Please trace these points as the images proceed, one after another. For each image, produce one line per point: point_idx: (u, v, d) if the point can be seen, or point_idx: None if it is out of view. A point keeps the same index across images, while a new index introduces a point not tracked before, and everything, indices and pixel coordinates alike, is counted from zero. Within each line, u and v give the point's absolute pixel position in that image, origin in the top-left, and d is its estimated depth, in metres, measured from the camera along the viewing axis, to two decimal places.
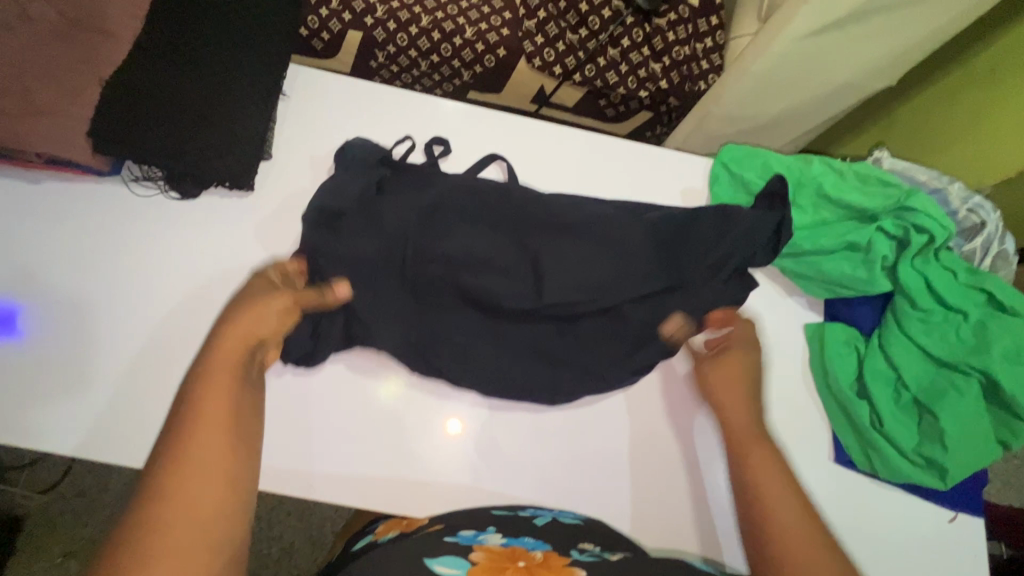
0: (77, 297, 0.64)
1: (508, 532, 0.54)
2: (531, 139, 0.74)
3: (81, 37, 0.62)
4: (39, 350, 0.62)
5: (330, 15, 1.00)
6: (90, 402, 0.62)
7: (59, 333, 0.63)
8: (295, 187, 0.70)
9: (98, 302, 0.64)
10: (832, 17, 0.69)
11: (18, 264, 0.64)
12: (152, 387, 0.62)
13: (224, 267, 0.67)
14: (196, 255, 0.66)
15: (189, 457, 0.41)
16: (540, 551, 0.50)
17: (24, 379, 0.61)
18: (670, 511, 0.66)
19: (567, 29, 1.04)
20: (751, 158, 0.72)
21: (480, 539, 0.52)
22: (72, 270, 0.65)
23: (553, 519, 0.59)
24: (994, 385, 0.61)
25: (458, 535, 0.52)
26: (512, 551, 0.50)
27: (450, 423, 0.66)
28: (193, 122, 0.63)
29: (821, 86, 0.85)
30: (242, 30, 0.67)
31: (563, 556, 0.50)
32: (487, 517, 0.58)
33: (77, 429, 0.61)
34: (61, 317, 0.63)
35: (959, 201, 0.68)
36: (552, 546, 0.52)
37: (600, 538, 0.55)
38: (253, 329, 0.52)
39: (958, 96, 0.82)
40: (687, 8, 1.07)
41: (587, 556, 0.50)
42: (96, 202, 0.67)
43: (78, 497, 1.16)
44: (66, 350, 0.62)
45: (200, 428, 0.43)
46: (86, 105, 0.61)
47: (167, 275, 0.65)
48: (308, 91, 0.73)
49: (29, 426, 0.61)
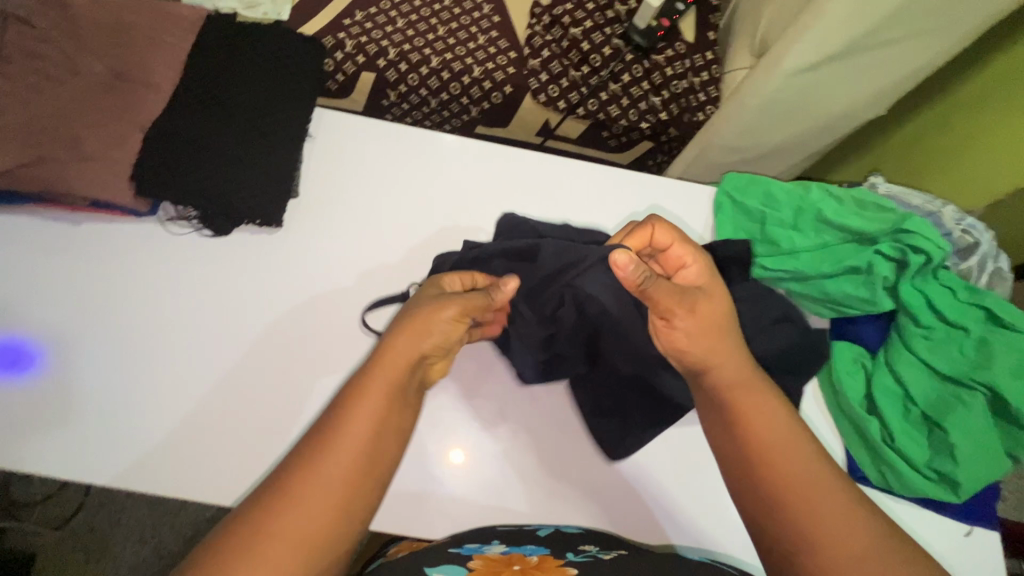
0: (102, 329, 0.67)
1: (514, 541, 0.59)
2: (543, 172, 0.78)
3: (124, 87, 0.67)
4: (102, 397, 0.65)
5: (345, 59, 1.06)
6: (165, 449, 0.64)
7: (81, 364, 0.66)
8: (318, 225, 0.73)
9: (119, 330, 0.67)
10: (819, 55, 0.74)
11: (75, 313, 0.67)
12: (230, 429, 0.65)
13: (224, 278, 0.70)
14: (204, 276, 0.70)
15: (296, 494, 0.42)
16: (537, 555, 0.55)
17: (82, 422, 0.64)
18: (700, 516, 0.67)
19: (570, 67, 1.10)
20: (753, 186, 0.75)
21: (483, 549, 0.57)
22: (96, 304, 0.68)
23: (556, 531, 0.62)
24: (1000, 399, 0.62)
25: (463, 546, 0.58)
26: (509, 556, 0.55)
27: (451, 453, 0.67)
28: (226, 164, 0.67)
29: (815, 117, 0.89)
30: (274, 78, 0.72)
31: (556, 558, 0.55)
32: (495, 531, 0.62)
33: (94, 452, 0.63)
34: (83, 350, 0.66)
35: (953, 223, 0.71)
36: (550, 549, 0.57)
37: (599, 541, 0.60)
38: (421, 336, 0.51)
39: (946, 123, 0.85)
40: (684, 45, 1.13)
41: (580, 556, 0.55)
42: (132, 242, 0.70)
43: (89, 532, 1.17)
44: (87, 381, 0.65)
45: (352, 415, 0.46)
46: (128, 152, 0.65)
47: (181, 300, 0.68)
48: (332, 131, 0.77)
49: (210, 484, 0.63)
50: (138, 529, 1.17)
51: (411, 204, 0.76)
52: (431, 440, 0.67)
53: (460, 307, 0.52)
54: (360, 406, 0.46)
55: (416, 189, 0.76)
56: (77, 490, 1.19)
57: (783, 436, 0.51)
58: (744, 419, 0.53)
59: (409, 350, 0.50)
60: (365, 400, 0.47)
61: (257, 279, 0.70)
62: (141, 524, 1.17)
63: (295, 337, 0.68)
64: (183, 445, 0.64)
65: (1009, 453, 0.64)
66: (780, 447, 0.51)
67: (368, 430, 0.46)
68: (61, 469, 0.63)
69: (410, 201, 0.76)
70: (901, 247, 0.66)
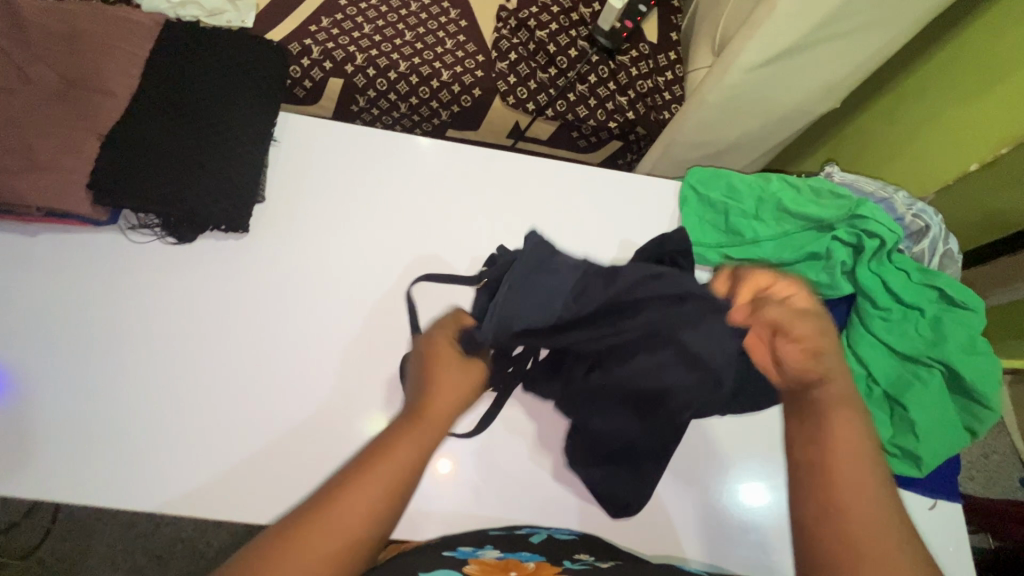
0: (54, 343, 0.65)
1: (505, 546, 0.58)
2: (511, 170, 0.79)
3: (79, 95, 0.65)
4: (72, 413, 0.63)
5: (312, 65, 1.06)
6: (134, 463, 0.62)
7: (31, 378, 0.63)
8: (286, 229, 0.72)
9: (70, 342, 0.65)
10: (773, 51, 0.77)
11: (36, 329, 0.65)
12: (209, 439, 0.63)
13: (173, 285, 0.68)
14: (155, 283, 0.68)
15: (319, 526, 0.41)
16: (534, 562, 0.53)
17: (47, 440, 0.62)
18: (699, 522, 0.67)
19: (537, 69, 1.11)
20: (716, 179, 0.77)
21: (478, 553, 0.55)
22: (49, 315, 0.66)
23: (549, 536, 0.61)
24: (955, 375, 0.65)
25: (456, 550, 0.56)
26: (506, 563, 0.53)
27: (438, 463, 0.66)
28: (188, 170, 0.66)
29: (773, 112, 0.92)
30: (236, 84, 0.71)
31: (554, 566, 0.53)
32: (483, 535, 0.61)
33: (43, 468, 0.61)
34: (35, 364, 0.64)
35: (904, 208, 0.74)
36: (546, 557, 0.55)
37: (593, 551, 0.59)
38: (452, 393, 0.54)
39: (896, 115, 0.89)
40: (647, 46, 1.15)
41: (578, 564, 0.54)
42: (90, 253, 0.68)
43: (58, 561, 1.12)
44: (37, 394, 0.63)
45: (369, 475, 0.44)
46: (84, 160, 0.64)
47: (131, 306, 0.67)
48: (297, 136, 0.76)
49: (192, 498, 0.62)
50: (109, 556, 1.12)
51: (382, 206, 0.75)
52: None
53: (465, 379, 0.56)
54: (395, 449, 0.47)
55: (386, 191, 0.76)
56: (43, 518, 1.14)
57: (849, 439, 0.48)
58: (822, 417, 0.50)
59: (442, 410, 0.52)
60: (423, 430, 0.49)
61: (206, 282, 0.69)
62: (112, 549, 1.13)
63: (233, 339, 0.67)
64: (131, 454, 0.62)
65: (969, 429, 0.66)
66: (849, 454, 0.47)
67: (412, 461, 0.47)
68: (31, 490, 0.61)
69: (380, 202, 0.75)
70: (856, 232, 0.69)
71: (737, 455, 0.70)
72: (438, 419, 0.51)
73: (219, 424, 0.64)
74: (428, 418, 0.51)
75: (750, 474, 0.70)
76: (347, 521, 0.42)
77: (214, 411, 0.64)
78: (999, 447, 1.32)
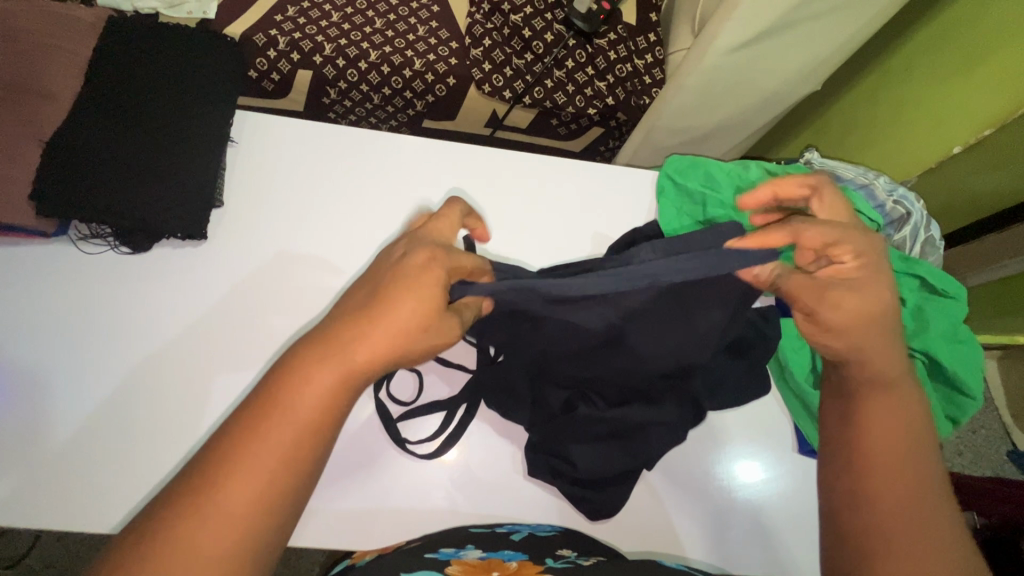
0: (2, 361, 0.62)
1: (487, 545, 0.57)
2: (482, 163, 0.76)
3: (18, 99, 0.62)
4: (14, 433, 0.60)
5: (279, 57, 1.02)
6: (74, 481, 0.60)
7: None
8: (248, 236, 0.70)
9: (15, 358, 0.62)
10: (751, 32, 0.74)
11: None
12: (172, 452, 0.61)
13: (125, 294, 0.66)
14: (104, 294, 0.65)
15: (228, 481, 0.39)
16: (516, 562, 0.52)
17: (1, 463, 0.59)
18: (685, 518, 0.66)
19: (513, 55, 1.07)
20: (693, 168, 0.74)
21: (460, 554, 0.54)
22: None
23: (530, 533, 0.60)
24: (936, 365, 0.64)
25: (439, 551, 0.55)
26: (488, 563, 0.52)
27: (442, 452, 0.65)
28: (137, 174, 0.63)
29: (754, 94, 0.89)
30: (186, 81, 0.67)
31: (537, 564, 0.52)
32: (465, 534, 0.60)
33: None
34: None
35: (885, 194, 0.72)
36: (529, 555, 0.54)
37: (576, 544, 0.59)
38: (386, 330, 0.44)
39: (878, 93, 0.87)
40: (625, 28, 1.11)
41: (561, 563, 0.52)
42: (41, 265, 0.65)
43: (46, 568, 1.11)
44: None
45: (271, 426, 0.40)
46: (27, 168, 0.61)
47: (79, 319, 0.64)
48: (256, 134, 0.73)
49: (119, 510, 0.60)
50: None
51: (346, 206, 0.72)
52: (384, 450, 0.64)
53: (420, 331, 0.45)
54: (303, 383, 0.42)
55: (352, 188, 0.73)
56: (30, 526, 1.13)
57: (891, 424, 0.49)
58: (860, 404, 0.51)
59: (367, 350, 0.43)
60: (327, 360, 0.42)
61: (158, 293, 0.66)
62: None
63: (180, 351, 0.64)
64: (81, 472, 0.60)
65: (950, 417, 0.65)
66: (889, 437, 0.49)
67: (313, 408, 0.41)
68: None
69: (347, 200, 0.73)
70: None
71: (734, 448, 0.69)
72: (359, 357, 0.43)
73: (163, 443, 0.61)
74: (349, 355, 0.43)
75: (748, 467, 0.68)
76: (252, 477, 0.39)
77: (155, 427, 0.62)
78: (986, 421, 1.32)
